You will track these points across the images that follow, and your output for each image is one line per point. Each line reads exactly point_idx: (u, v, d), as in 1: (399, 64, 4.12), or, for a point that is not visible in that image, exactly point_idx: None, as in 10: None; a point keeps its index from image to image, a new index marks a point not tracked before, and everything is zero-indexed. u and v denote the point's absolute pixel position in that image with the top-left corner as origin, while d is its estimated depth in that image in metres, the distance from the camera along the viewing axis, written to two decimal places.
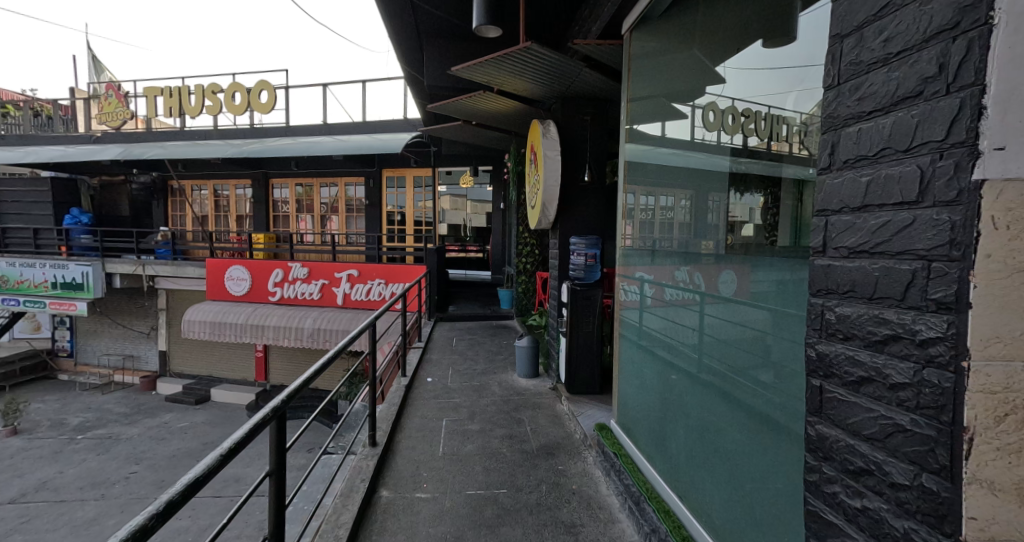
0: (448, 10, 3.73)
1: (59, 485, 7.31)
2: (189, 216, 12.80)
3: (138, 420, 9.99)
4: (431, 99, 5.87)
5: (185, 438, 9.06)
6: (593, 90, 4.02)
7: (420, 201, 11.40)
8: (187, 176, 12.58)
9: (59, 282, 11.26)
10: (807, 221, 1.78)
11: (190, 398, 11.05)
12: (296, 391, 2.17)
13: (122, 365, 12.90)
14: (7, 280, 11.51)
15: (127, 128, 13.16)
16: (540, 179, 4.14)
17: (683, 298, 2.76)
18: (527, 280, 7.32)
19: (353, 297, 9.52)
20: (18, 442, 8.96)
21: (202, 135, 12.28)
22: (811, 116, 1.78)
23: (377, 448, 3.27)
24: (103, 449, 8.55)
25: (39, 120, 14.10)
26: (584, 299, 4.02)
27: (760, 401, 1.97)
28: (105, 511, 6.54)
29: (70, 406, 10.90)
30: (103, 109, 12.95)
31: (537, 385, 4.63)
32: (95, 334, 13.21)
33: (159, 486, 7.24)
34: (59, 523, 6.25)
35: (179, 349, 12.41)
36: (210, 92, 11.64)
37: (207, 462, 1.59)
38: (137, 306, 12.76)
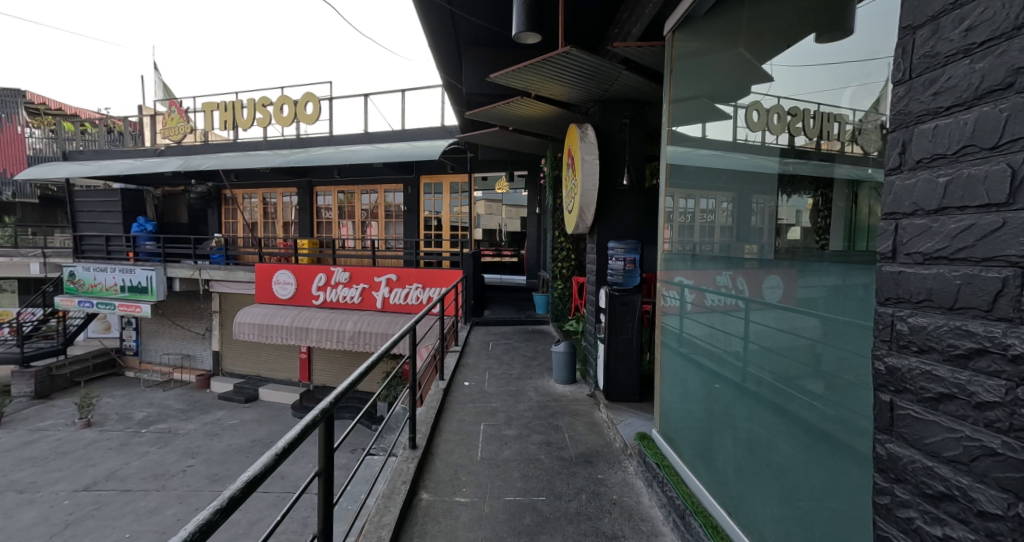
0: (486, 18, 3.78)
1: (125, 475, 7.84)
2: (240, 223, 13.50)
3: (194, 416, 10.60)
4: (468, 106, 5.96)
5: (236, 435, 9.53)
6: (632, 93, 3.95)
7: (456, 207, 11.54)
8: (240, 185, 13.30)
9: (127, 285, 12.13)
10: (865, 224, 1.68)
11: (239, 396, 11.63)
12: (342, 394, 2.23)
13: (181, 364, 13.74)
14: (83, 284, 12.54)
15: (186, 142, 14.07)
16: (577, 184, 4.12)
17: (726, 304, 2.68)
18: (563, 285, 7.31)
19: (392, 301, 9.76)
20: (91, 433, 9.70)
21: (253, 146, 12.94)
22: (868, 114, 1.67)
23: (417, 451, 3.32)
24: (163, 443, 9.12)
25: (112, 136, 15.33)
26: (622, 304, 3.94)
27: (814, 414, 1.87)
28: (165, 501, 6.95)
29: (134, 401, 11.72)
30: (166, 124, 13.91)
31: (575, 392, 4.57)
32: (156, 334, 14.15)
33: (213, 480, 7.64)
34: (124, 511, 6.70)
35: (230, 350, 13.09)
36: (261, 105, 12.26)
37: (263, 461, 1.67)
38: (194, 308, 13.59)
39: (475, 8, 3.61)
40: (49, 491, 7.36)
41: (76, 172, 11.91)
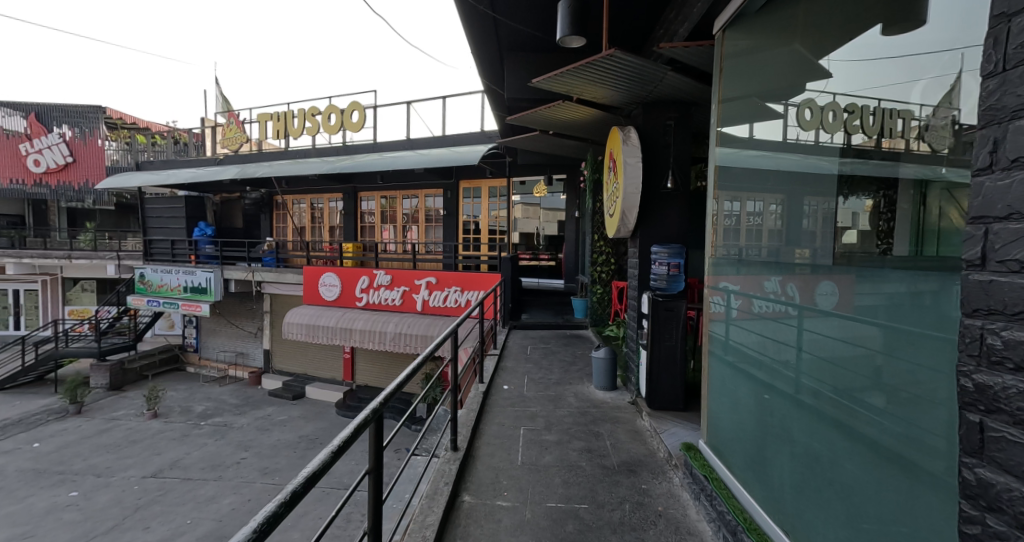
0: (529, 23, 3.80)
1: (186, 464, 8.36)
2: (290, 227, 14.15)
3: (246, 411, 11.17)
4: (509, 111, 6.00)
5: (284, 430, 9.97)
6: (676, 94, 3.85)
7: (494, 211, 11.62)
8: (291, 191, 13.97)
9: (189, 286, 12.95)
10: (933, 227, 1.58)
11: (288, 393, 12.18)
12: (391, 395, 2.28)
13: (235, 361, 14.52)
14: (151, 284, 13.51)
15: (243, 151, 14.91)
16: (619, 187, 4.07)
17: (775, 311, 2.57)
18: (603, 290, 7.23)
19: (431, 304, 9.95)
20: (157, 424, 10.40)
21: (303, 154, 13.55)
22: (939, 109, 1.56)
23: (459, 453, 3.36)
24: (219, 435, 9.67)
25: (177, 147, 16.49)
26: (665, 310, 3.84)
27: (875, 430, 1.77)
28: (221, 491, 7.35)
29: (194, 395, 12.49)
30: (226, 135, 14.81)
31: (616, 398, 4.49)
32: (213, 332, 15.04)
33: (264, 473, 8.01)
34: (186, 498, 7.14)
35: (279, 348, 13.72)
36: (310, 114, 12.83)
37: (321, 458, 1.73)
38: (247, 308, 14.36)
39: (518, 14, 3.65)
40: (122, 476, 7.94)
41: (148, 181, 12.89)
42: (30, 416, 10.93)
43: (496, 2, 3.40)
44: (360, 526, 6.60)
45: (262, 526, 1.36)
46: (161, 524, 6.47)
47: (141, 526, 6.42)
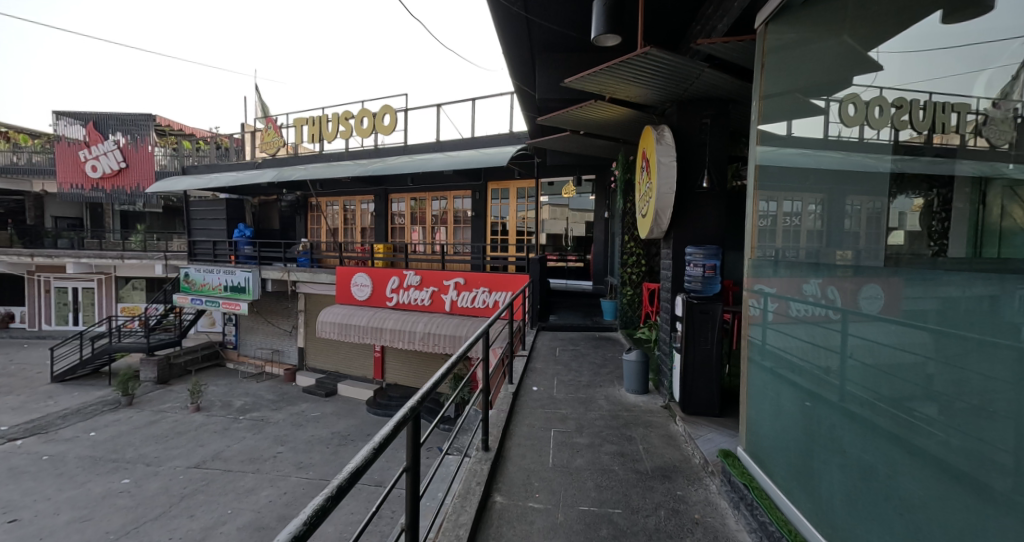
0: (562, 22, 3.79)
1: (227, 456, 8.68)
2: (324, 229, 14.53)
3: (282, 407, 11.54)
4: (539, 111, 6.00)
5: (318, 426, 10.23)
6: (713, 91, 3.76)
7: (522, 212, 11.57)
8: (325, 194, 14.35)
9: (229, 285, 13.45)
10: (994, 228, 1.51)
11: (321, 390, 12.52)
12: (426, 394, 2.30)
13: (271, 358, 14.98)
14: (195, 283, 14.11)
15: (280, 155, 15.40)
16: (652, 187, 4.01)
17: (816, 315, 2.49)
18: (633, 292, 7.19)
19: (460, 304, 10.04)
20: (200, 417, 10.84)
21: (336, 157, 13.90)
22: (998, 103, 1.47)
23: (490, 453, 3.37)
24: (257, 430, 10.01)
25: (219, 151, 17.18)
26: (700, 312, 3.76)
27: (933, 442, 1.67)
28: (259, 483, 7.60)
29: (234, 390, 12.98)
30: (264, 140, 15.35)
31: (648, 402, 4.41)
32: (250, 329, 15.60)
33: (299, 467, 8.24)
34: (227, 489, 7.42)
35: (312, 346, 14.12)
36: (344, 118, 13.14)
37: (364, 454, 1.76)
38: (283, 306, 14.83)
39: (552, 14, 3.64)
40: (169, 466, 8.31)
41: (194, 185, 13.49)
42: (87, 406, 11.58)
43: (530, 2, 3.40)
44: (394, 522, 6.72)
45: (311, 519, 1.39)
46: (204, 513, 6.73)
47: (186, 514, 6.70)
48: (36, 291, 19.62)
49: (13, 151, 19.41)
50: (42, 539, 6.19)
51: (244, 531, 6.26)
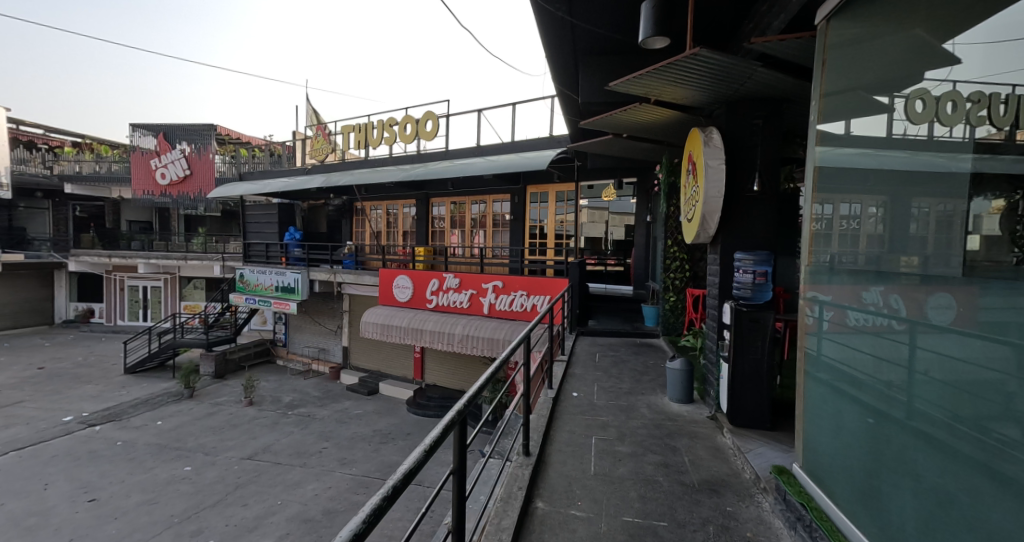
0: (607, 25, 3.75)
1: (276, 450, 9.10)
2: (368, 232, 15.00)
3: (327, 404, 11.98)
4: (581, 115, 5.97)
5: (360, 424, 10.55)
6: (766, 91, 3.61)
7: (560, 215, 11.47)
8: (369, 198, 14.83)
9: (279, 286, 14.10)
10: None
11: (364, 389, 12.93)
12: (471, 398, 2.31)
13: (317, 356, 15.60)
14: (249, 283, 14.89)
15: (328, 161, 16.06)
16: (699, 191, 3.89)
17: (877, 326, 2.33)
18: (676, 297, 7.00)
19: (498, 307, 10.10)
20: (252, 411, 11.43)
21: (380, 163, 14.32)
22: None
23: (531, 459, 3.38)
24: (303, 425, 10.44)
25: (273, 158, 18.11)
26: (750, 320, 3.62)
27: (1019, 469, 1.52)
28: (306, 477, 7.91)
29: (283, 386, 13.60)
30: (314, 147, 16.08)
31: (692, 412, 4.27)
32: (298, 328, 16.30)
33: (342, 463, 8.52)
34: (277, 481, 7.76)
35: (356, 346, 14.61)
36: (388, 125, 13.54)
37: (415, 456, 1.78)
38: (329, 307, 15.43)
39: (596, 18, 3.62)
40: (225, 456, 8.80)
41: (250, 190, 14.25)
42: (154, 396, 12.45)
43: (574, 7, 3.40)
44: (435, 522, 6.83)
45: (369, 519, 1.43)
46: (256, 502, 7.08)
47: (240, 503, 7.06)
48: (112, 289, 21.34)
49: (95, 161, 21.14)
50: (115, 519, 6.69)
51: (292, 523, 6.53)
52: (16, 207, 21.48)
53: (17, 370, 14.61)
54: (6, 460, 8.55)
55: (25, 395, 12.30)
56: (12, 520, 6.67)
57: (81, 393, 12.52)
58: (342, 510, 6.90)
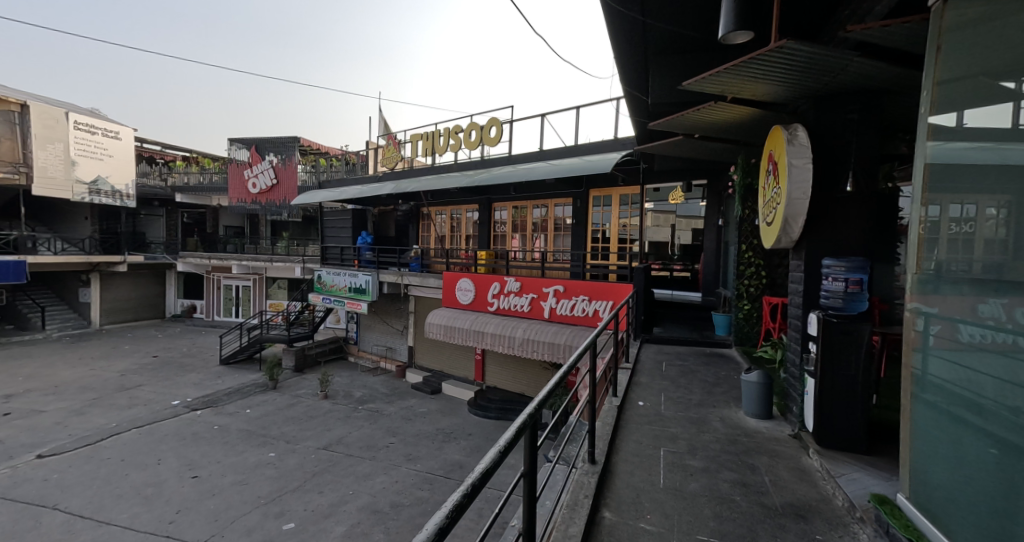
0: (682, 22, 3.65)
1: (348, 442, 9.65)
2: (433, 236, 15.55)
3: (394, 401, 12.56)
4: (651, 116, 5.82)
5: (424, 422, 10.93)
6: (864, 82, 3.31)
7: (625, 218, 11.20)
8: (435, 203, 15.36)
9: (352, 287, 14.98)
10: None
11: (427, 388, 13.42)
12: (542, 401, 2.31)
13: (386, 354, 16.40)
14: (326, 284, 15.99)
15: (397, 169, 16.86)
16: (782, 192, 3.65)
17: (1000, 343, 2.04)
18: (751, 306, 6.70)
19: (559, 311, 10.05)
20: (327, 404, 12.23)
21: (446, 169, 14.80)
22: None
23: (597, 467, 3.34)
24: (372, 420, 10.99)
25: (348, 167, 19.31)
26: (840, 332, 3.34)
27: None
28: (375, 470, 8.31)
29: (355, 382, 14.43)
30: (385, 155, 16.96)
31: (772, 429, 3.99)
32: (368, 327, 17.22)
33: (408, 458, 8.86)
34: (349, 472, 8.22)
35: (421, 345, 15.19)
36: (454, 132, 13.98)
37: (492, 456, 1.80)
38: (396, 307, 16.18)
39: (672, 15, 3.54)
40: (303, 445, 9.47)
41: (328, 197, 15.29)
42: (244, 386, 13.71)
43: (648, 7, 3.35)
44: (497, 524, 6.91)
45: (454, 516, 1.46)
46: (331, 490, 7.53)
47: (317, 490, 7.55)
48: (212, 288, 23.82)
49: (200, 173, 23.76)
50: (213, 495, 7.41)
51: (363, 513, 6.88)
52: (139, 214, 24.36)
53: (136, 357, 16.72)
54: (128, 436, 9.76)
55: (143, 379, 14.03)
56: (133, 489, 7.59)
57: (186, 380, 14.08)
58: (408, 504, 7.17)
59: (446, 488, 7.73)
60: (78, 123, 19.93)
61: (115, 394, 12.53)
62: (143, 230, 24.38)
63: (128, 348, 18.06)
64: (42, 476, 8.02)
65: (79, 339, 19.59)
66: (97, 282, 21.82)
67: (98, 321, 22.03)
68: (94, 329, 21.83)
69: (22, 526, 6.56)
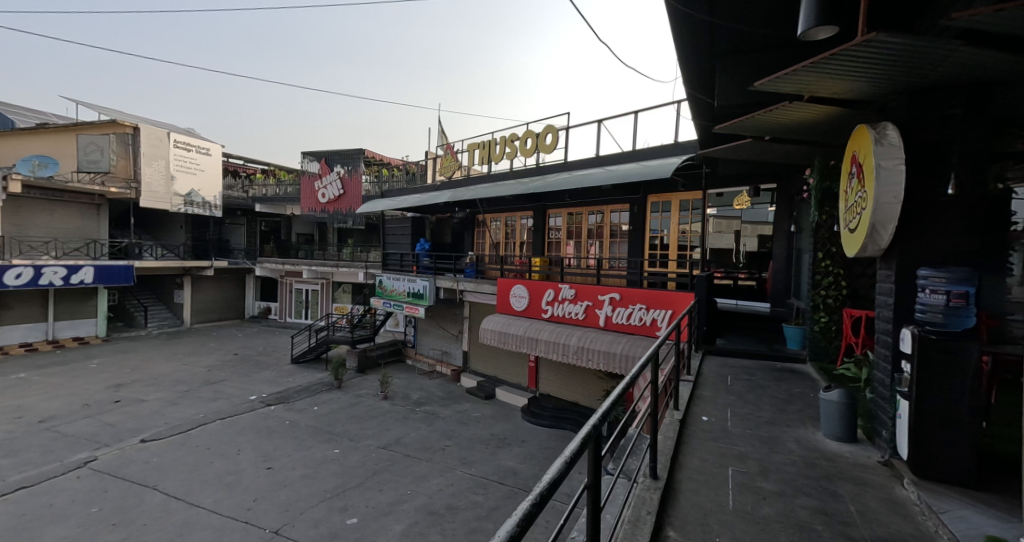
0: (756, 19, 3.51)
1: (406, 442, 9.97)
2: (488, 242, 15.80)
3: (449, 404, 12.84)
4: (717, 119, 5.59)
5: (478, 427, 11.08)
6: (968, 74, 3.00)
7: (685, 225, 10.79)
8: (490, 211, 15.60)
9: (410, 291, 15.54)
10: None
11: (482, 393, 13.61)
12: (605, 413, 2.23)
13: (442, 358, 16.81)
14: (386, 289, 16.70)
15: (454, 177, 17.33)
16: (868, 197, 3.38)
17: None
18: (828, 319, 6.26)
19: (615, 320, 9.86)
20: (387, 404, 12.72)
21: (502, 177, 15.00)
22: None
23: (659, 483, 3.23)
24: (429, 422, 11.29)
25: (408, 177, 20.10)
26: (941, 351, 3.02)
27: None
28: (431, 471, 8.51)
29: (412, 384, 14.92)
30: (443, 164, 17.50)
31: (857, 454, 3.67)
32: (425, 331, 17.74)
33: (463, 462, 9.00)
34: (406, 472, 8.47)
35: (475, 350, 15.44)
36: (510, 140, 14.16)
37: (558, 467, 1.76)
38: (451, 313, 16.56)
39: (744, 15, 3.41)
40: (365, 443, 9.89)
41: (390, 206, 16.00)
42: (313, 384, 14.56)
43: (717, 7, 3.25)
44: None
45: (525, 522, 1.41)
46: (390, 489, 7.80)
47: (377, 488, 7.86)
48: (285, 291, 25.60)
49: (278, 185, 25.77)
50: (285, 486, 7.91)
51: (420, 513, 7.06)
52: (224, 223, 26.75)
53: (220, 354, 18.30)
54: (213, 426, 10.67)
55: (225, 375, 15.31)
56: (217, 476, 8.27)
57: (261, 377, 15.19)
58: (464, 507, 7.26)
59: (501, 494, 7.77)
60: (177, 142, 22.35)
61: (202, 388, 13.77)
62: (226, 237, 26.69)
63: (213, 346, 19.79)
64: (143, 458, 8.95)
65: (173, 336, 21.74)
66: (189, 284, 24.13)
67: (189, 320, 24.30)
68: (185, 328, 24.08)
69: (127, 502, 7.34)
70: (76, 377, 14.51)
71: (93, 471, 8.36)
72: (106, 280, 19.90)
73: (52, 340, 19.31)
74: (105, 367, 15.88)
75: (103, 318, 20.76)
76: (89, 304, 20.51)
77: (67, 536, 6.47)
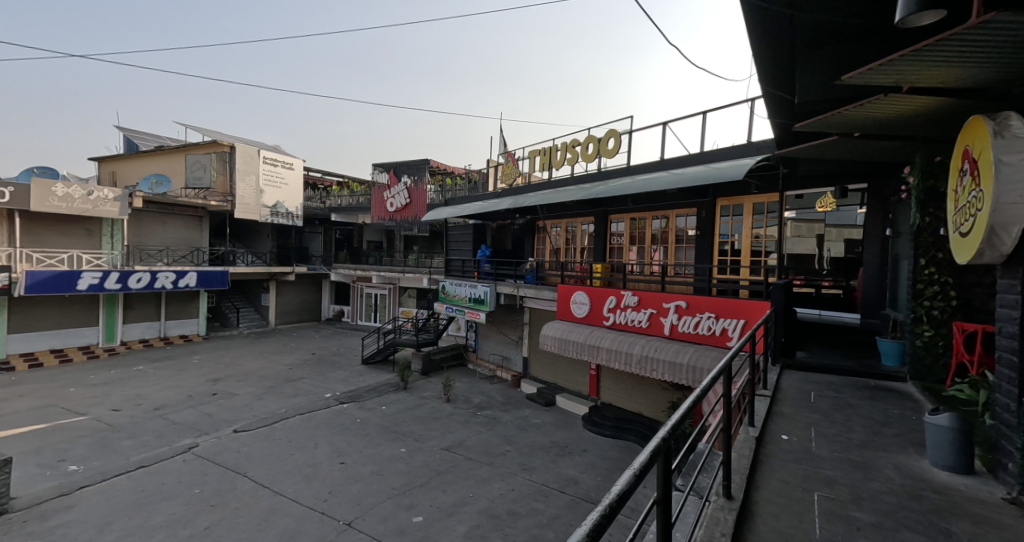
0: (846, 10, 3.27)
1: (468, 445, 10.17)
2: (548, 248, 15.82)
3: (509, 410, 12.95)
4: (798, 117, 5.25)
5: (538, 433, 11.08)
6: None
7: (759, 229, 10.18)
8: (550, 217, 15.63)
9: (472, 297, 15.88)
10: None
11: (541, 399, 13.60)
12: (675, 427, 2.12)
13: (502, 364, 17.00)
14: (449, 294, 17.18)
15: (515, 184, 17.53)
16: (984, 195, 3.00)
17: None
18: (936, 334, 5.59)
19: (681, 329, 9.49)
20: (450, 407, 13.07)
21: (563, 182, 14.98)
22: None
23: (734, 503, 3.04)
24: (490, 427, 11.45)
25: (471, 185, 20.62)
26: None
27: None
28: (492, 476, 8.61)
29: (474, 388, 15.21)
30: (505, 172, 17.76)
31: (976, 488, 3.23)
32: (486, 336, 18.04)
33: (523, 468, 9.02)
34: (468, 474, 8.64)
35: (534, 356, 15.46)
36: (571, 146, 14.11)
37: (630, 477, 1.69)
38: (511, 318, 16.72)
39: (830, 5, 3.19)
40: (429, 444, 10.22)
41: (454, 214, 16.49)
42: (381, 385, 15.30)
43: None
44: None
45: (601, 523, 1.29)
46: (453, 490, 7.99)
47: (440, 488, 8.08)
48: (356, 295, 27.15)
49: (351, 196, 27.45)
50: (357, 481, 8.34)
51: (481, 516, 7.16)
52: (303, 232, 28.93)
53: (300, 353, 19.76)
54: (294, 420, 11.53)
55: (305, 373, 16.50)
56: (298, 467, 8.90)
57: (336, 376, 16.20)
58: (525, 514, 7.27)
59: (563, 503, 7.69)
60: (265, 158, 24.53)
61: (285, 384, 14.94)
62: (305, 245, 28.84)
63: (294, 345, 21.41)
64: (236, 447, 9.84)
65: (260, 336, 23.79)
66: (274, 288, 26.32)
67: (273, 321, 26.45)
68: (270, 328, 26.24)
69: (223, 486, 8.10)
70: (183, 370, 16.31)
71: (196, 456, 9.32)
72: (206, 283, 21.94)
73: (164, 336, 21.75)
74: (205, 362, 17.70)
75: (203, 318, 23.11)
76: (193, 305, 22.94)
77: (175, 513, 7.25)
